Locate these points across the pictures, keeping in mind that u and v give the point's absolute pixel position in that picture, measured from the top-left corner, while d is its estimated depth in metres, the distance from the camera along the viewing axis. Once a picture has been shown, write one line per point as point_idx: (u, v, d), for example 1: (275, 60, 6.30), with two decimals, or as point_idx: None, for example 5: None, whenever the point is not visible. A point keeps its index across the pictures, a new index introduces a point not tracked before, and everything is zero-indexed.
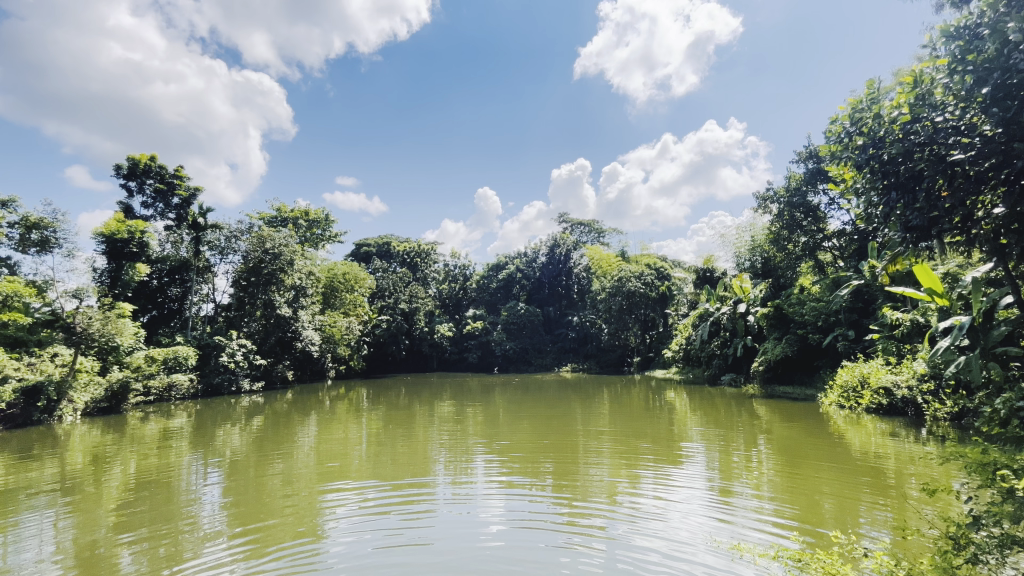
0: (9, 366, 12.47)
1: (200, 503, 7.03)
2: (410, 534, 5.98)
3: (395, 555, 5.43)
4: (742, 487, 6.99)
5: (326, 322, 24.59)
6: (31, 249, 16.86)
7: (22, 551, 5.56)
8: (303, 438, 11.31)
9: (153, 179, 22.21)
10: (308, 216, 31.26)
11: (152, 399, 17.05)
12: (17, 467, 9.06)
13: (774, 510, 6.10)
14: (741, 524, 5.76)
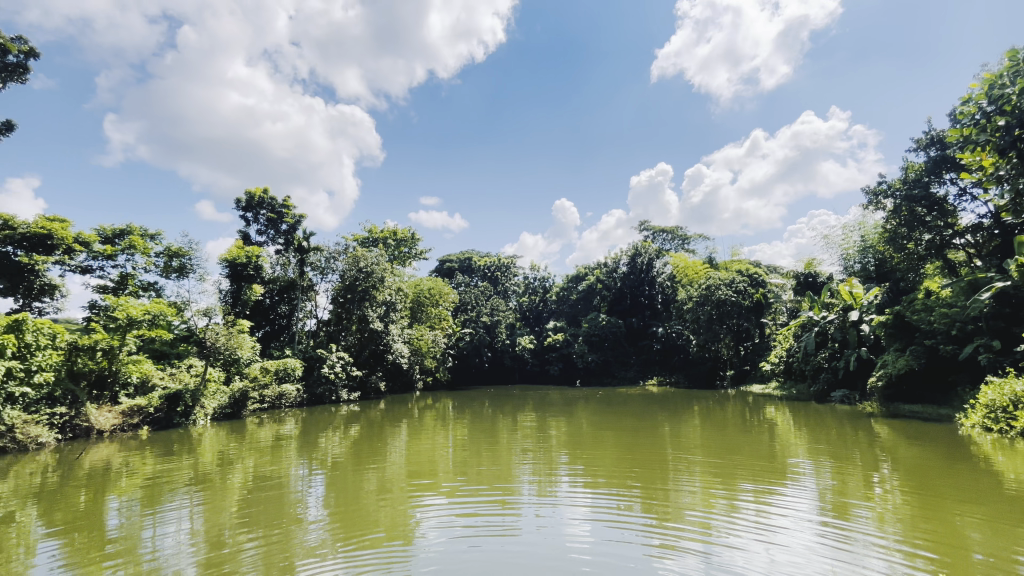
0: (156, 375, 14.73)
1: (306, 500, 7.56)
2: (492, 536, 5.94)
3: (478, 556, 5.36)
4: (861, 512, 6.19)
5: (414, 336, 25.72)
6: (172, 274, 19.58)
7: (167, 527, 6.47)
8: (395, 444, 11.90)
9: (266, 209, 24.89)
10: (396, 236, 33.16)
11: (266, 406, 18.87)
12: (162, 462, 10.46)
13: (903, 541, 5.29)
14: (862, 554, 5.04)
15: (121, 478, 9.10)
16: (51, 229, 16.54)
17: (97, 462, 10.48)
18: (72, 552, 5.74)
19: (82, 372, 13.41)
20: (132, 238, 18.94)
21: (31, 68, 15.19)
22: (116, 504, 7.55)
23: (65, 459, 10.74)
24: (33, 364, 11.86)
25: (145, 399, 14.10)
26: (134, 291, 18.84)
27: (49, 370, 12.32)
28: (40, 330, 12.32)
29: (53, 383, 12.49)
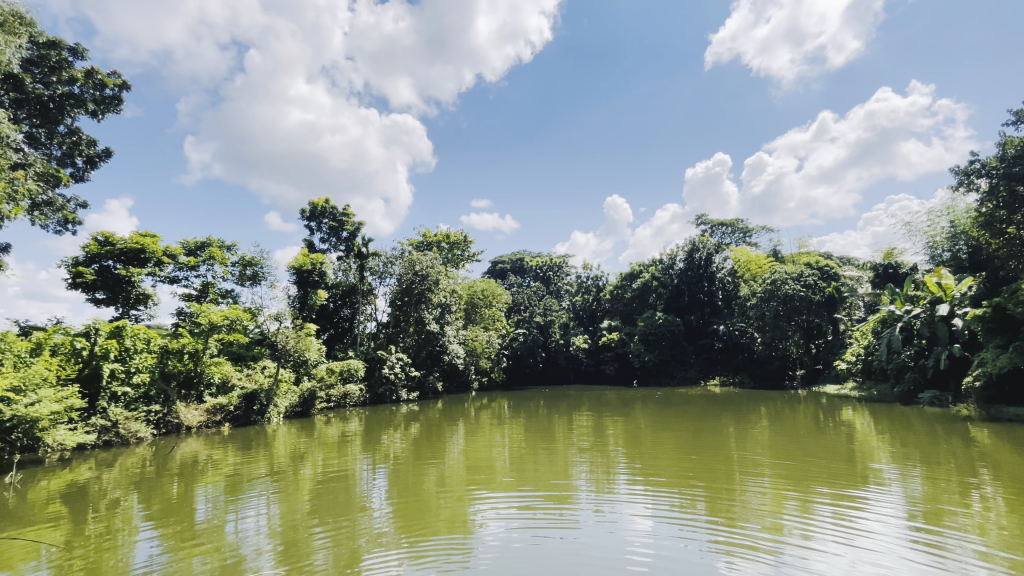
0: (235, 375, 15.81)
1: (370, 494, 7.84)
2: (551, 532, 5.93)
3: (537, 551, 5.38)
4: (957, 519, 5.64)
5: (469, 337, 26.11)
6: (246, 282, 21.02)
7: (247, 515, 6.97)
8: (453, 442, 12.08)
9: (328, 219, 26.18)
10: (449, 239, 33.81)
11: (332, 404, 19.87)
12: (243, 456, 11.21)
13: (1010, 551, 4.76)
14: (960, 563, 4.61)
15: (207, 470, 9.84)
16: (143, 243, 18.24)
17: (186, 455, 11.40)
18: (166, 537, 6.23)
19: (173, 373, 14.72)
20: (211, 249, 20.50)
21: (123, 99, 16.80)
22: (204, 494, 8.18)
23: (160, 453, 11.77)
24: (132, 366, 13.23)
25: (226, 398, 15.24)
26: (214, 299, 20.40)
27: (144, 371, 13.65)
28: (136, 335, 13.67)
29: (148, 382, 13.80)
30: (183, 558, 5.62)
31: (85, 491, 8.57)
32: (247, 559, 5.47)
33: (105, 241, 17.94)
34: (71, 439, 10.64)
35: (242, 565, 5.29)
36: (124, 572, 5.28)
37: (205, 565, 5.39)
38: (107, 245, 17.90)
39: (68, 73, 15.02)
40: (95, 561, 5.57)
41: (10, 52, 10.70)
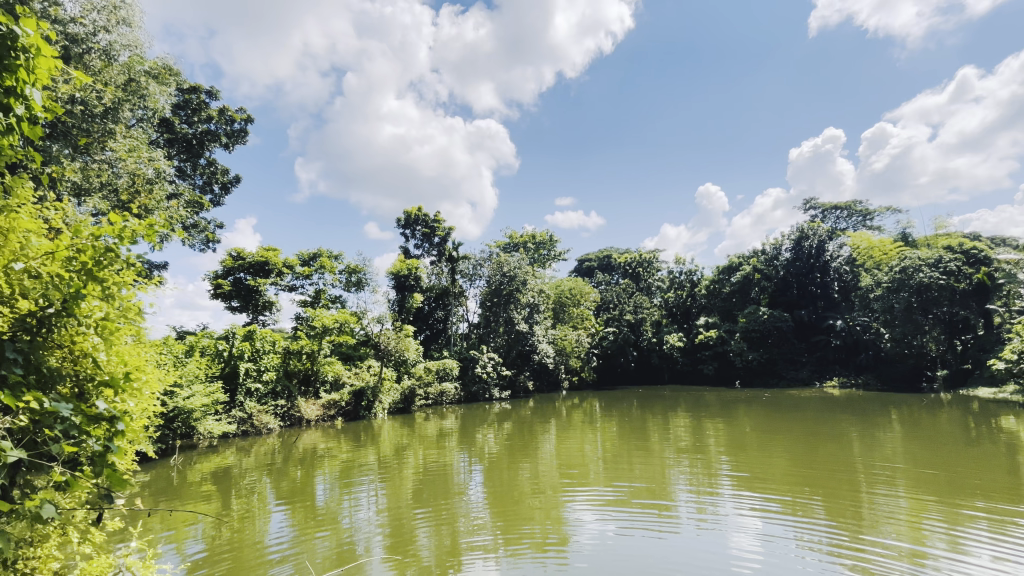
0: (347, 374, 17.25)
1: (467, 486, 8.11)
2: (649, 530, 5.80)
3: (636, 548, 5.29)
4: None
5: (558, 336, 26.01)
6: (352, 288, 22.83)
7: (360, 500, 7.58)
8: (545, 441, 12.02)
9: (421, 226, 27.63)
10: (535, 240, 33.99)
11: (431, 401, 20.95)
12: (354, 449, 12.00)
13: None
14: None
15: (324, 460, 10.80)
16: (267, 257, 20.60)
17: (306, 445, 12.62)
18: (292, 516, 6.92)
19: (294, 371, 16.41)
20: (322, 260, 22.55)
21: (248, 130, 19.06)
22: (323, 481, 8.92)
23: (286, 443, 13.16)
24: (261, 365, 15.02)
25: (338, 394, 16.71)
26: (325, 304, 22.42)
27: (272, 370, 15.42)
28: (264, 338, 15.50)
29: (275, 379, 15.58)
30: (308, 534, 6.18)
31: (229, 474, 9.82)
32: (360, 539, 5.90)
33: (237, 256, 20.58)
34: (217, 428, 12.32)
35: (355, 545, 5.72)
36: (261, 541, 5.99)
37: (326, 542, 5.88)
38: (239, 259, 20.55)
39: (206, 113, 17.39)
40: (239, 531, 6.40)
41: (164, 100, 12.61)
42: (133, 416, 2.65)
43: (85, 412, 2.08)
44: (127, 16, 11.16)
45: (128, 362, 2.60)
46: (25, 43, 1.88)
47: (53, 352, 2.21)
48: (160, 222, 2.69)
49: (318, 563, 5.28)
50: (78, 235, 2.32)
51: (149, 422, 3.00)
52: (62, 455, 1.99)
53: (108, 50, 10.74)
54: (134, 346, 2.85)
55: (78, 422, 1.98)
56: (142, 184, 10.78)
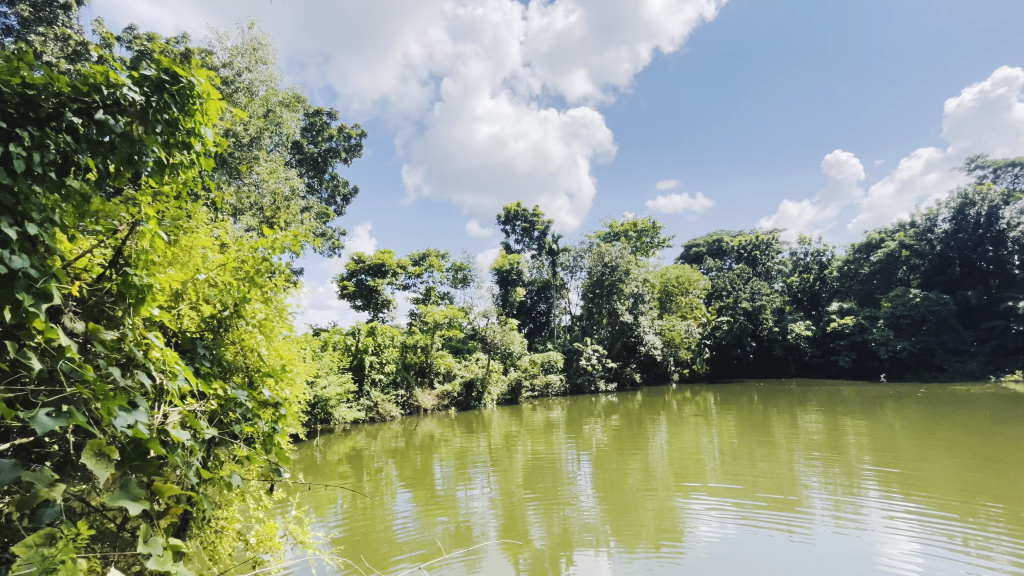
0: (457, 366, 18.30)
1: (576, 476, 8.16)
2: (778, 530, 5.36)
3: (762, 549, 4.92)
4: None
5: (665, 326, 24.77)
6: (459, 284, 24.02)
7: (474, 484, 8.00)
8: (656, 435, 11.61)
9: (521, 221, 28.11)
10: (637, 227, 32.85)
11: (537, 393, 21.29)
12: (467, 438, 12.62)
13: None
14: None
15: (440, 447, 11.51)
16: (383, 259, 22.47)
17: (425, 433, 13.56)
18: (415, 498, 7.40)
19: (411, 363, 17.70)
20: (431, 259, 24.05)
21: (363, 144, 20.83)
22: (440, 466, 9.57)
23: (407, 429, 14.31)
24: (383, 357, 16.55)
25: (451, 384, 17.78)
26: (435, 301, 23.91)
27: (392, 362, 16.88)
28: (385, 333, 17.05)
29: (395, 370, 16.95)
30: (429, 513, 6.68)
31: (360, 456, 10.95)
32: (475, 522, 6.19)
33: (359, 260, 22.80)
34: (349, 414, 13.81)
35: (471, 526, 6.05)
36: (390, 518, 6.54)
37: (447, 524, 6.24)
38: (361, 263, 22.75)
39: (328, 132, 19.40)
40: (368, 506, 7.14)
41: (294, 125, 14.21)
42: (291, 401, 2.94)
43: (256, 397, 2.28)
44: (264, 56, 12.81)
45: (286, 356, 2.84)
46: (200, 90, 1.88)
47: (227, 347, 2.42)
48: (305, 232, 2.78)
49: (438, 539, 5.70)
50: (239, 246, 2.51)
51: (303, 406, 3.36)
52: (243, 435, 2.22)
53: (251, 87, 12.52)
54: (289, 341, 3.14)
55: (251, 408, 2.20)
56: (281, 201, 12.32)
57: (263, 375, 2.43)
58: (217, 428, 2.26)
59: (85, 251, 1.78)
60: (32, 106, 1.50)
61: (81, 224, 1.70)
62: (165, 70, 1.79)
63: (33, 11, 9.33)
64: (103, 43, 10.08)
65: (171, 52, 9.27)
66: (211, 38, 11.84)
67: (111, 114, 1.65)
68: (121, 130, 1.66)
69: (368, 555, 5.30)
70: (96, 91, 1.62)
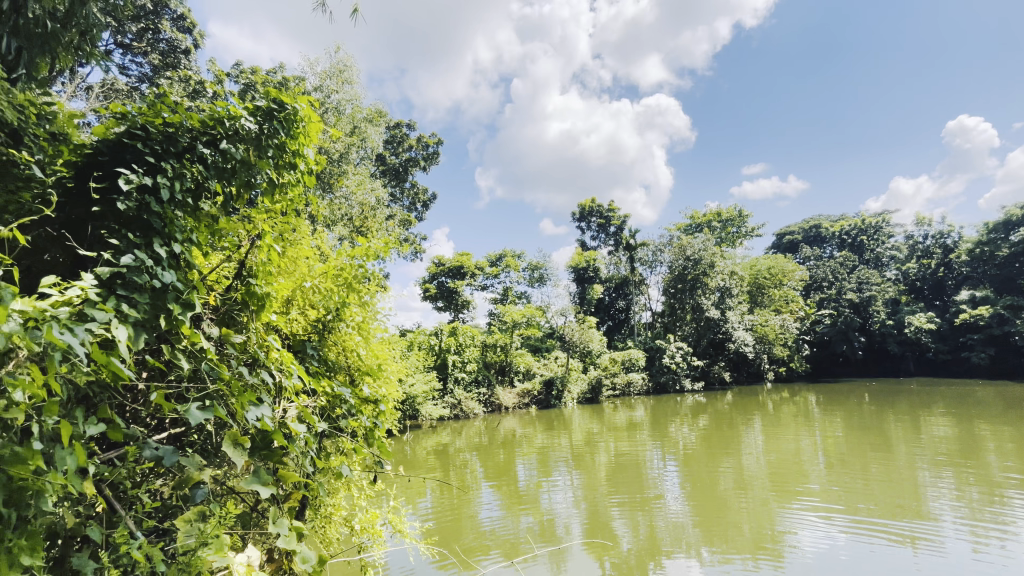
0: (536, 365, 18.42)
1: (662, 477, 7.89)
2: (897, 542, 4.83)
3: (877, 563, 4.46)
4: None
5: (757, 322, 23.07)
6: (536, 283, 24.16)
7: (557, 482, 8.02)
8: (750, 436, 10.87)
9: (596, 216, 27.61)
10: (721, 217, 30.94)
11: (618, 393, 20.75)
12: (549, 436, 12.62)
13: None
14: None
15: (522, 445, 11.64)
16: (462, 261, 23.22)
17: (507, 430, 13.76)
18: (499, 494, 7.52)
19: (492, 361, 18.06)
20: (507, 259, 24.47)
21: (440, 151, 21.64)
22: (522, 463, 9.68)
23: (489, 426, 14.66)
24: (465, 356, 17.17)
25: (532, 383, 17.91)
26: (513, 300, 24.25)
27: (473, 361, 17.41)
28: (466, 333, 17.66)
29: (477, 369, 17.44)
30: (514, 508, 6.78)
31: (447, 451, 11.39)
32: (559, 520, 6.21)
33: (439, 263, 23.73)
34: (434, 411, 14.41)
35: (555, 524, 6.08)
36: (475, 512, 6.73)
37: (530, 519, 6.33)
38: (441, 266, 23.64)
39: (407, 143, 20.42)
40: (454, 499, 7.41)
41: (378, 139, 15.09)
42: (387, 399, 3.13)
43: (358, 395, 2.46)
44: (349, 76, 13.77)
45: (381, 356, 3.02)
46: (302, 114, 2.05)
47: (331, 348, 2.64)
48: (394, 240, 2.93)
49: (523, 534, 5.79)
50: (338, 254, 2.71)
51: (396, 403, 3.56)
52: (349, 429, 2.42)
53: (339, 106, 13.47)
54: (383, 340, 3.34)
55: (355, 404, 2.40)
56: (368, 212, 13.18)
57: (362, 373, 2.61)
58: (326, 422, 2.48)
59: (215, 264, 2.03)
60: (172, 142, 1.77)
61: (213, 242, 1.94)
62: (274, 99, 1.98)
63: (162, 58, 10.79)
64: (216, 80, 11.39)
65: (271, 80, 10.26)
66: (303, 65, 12.95)
67: (232, 143, 1.87)
68: (240, 156, 1.87)
69: (457, 547, 5.47)
70: (220, 124, 1.85)
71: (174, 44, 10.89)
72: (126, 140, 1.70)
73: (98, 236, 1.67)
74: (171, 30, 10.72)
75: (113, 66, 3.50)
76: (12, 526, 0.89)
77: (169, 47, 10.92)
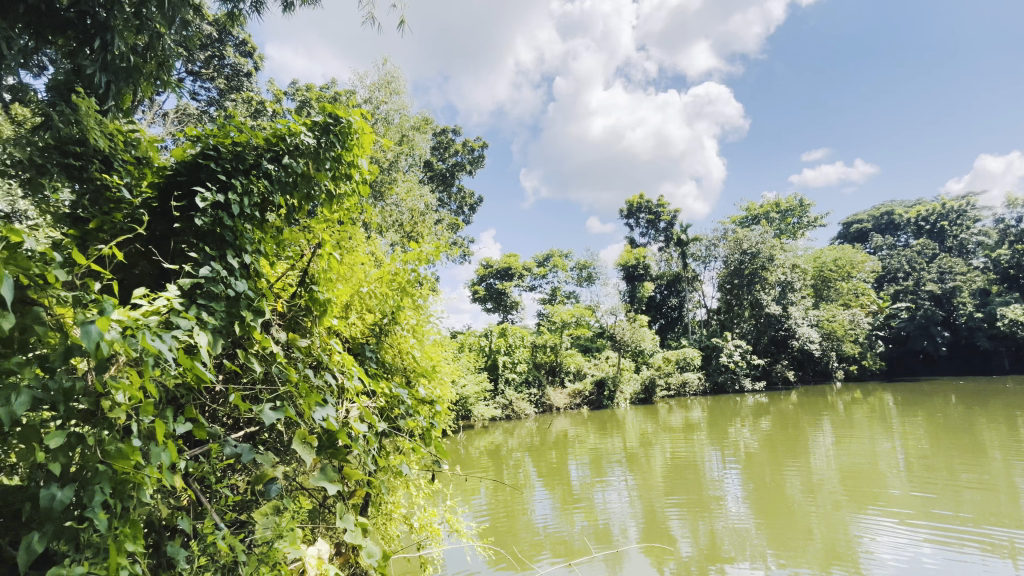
0: (587, 365, 18.20)
1: (722, 480, 7.59)
2: (994, 556, 4.40)
3: None
4: None
5: (823, 317, 21.71)
6: (584, 282, 23.89)
7: (611, 484, 7.89)
8: (818, 438, 10.22)
9: (645, 212, 26.92)
10: (780, 207, 29.32)
11: (673, 393, 20.10)
12: (601, 437, 12.45)
13: None
14: None
15: (574, 445, 11.55)
16: (510, 262, 23.36)
17: (558, 431, 13.67)
18: (552, 495, 7.50)
19: (542, 362, 18.03)
20: (554, 259, 24.36)
21: (485, 154, 21.87)
22: (575, 464, 9.59)
23: (541, 426, 14.65)
24: (515, 357, 17.28)
25: (583, 383, 17.72)
26: (561, 300, 24.11)
27: (523, 361, 17.49)
28: (515, 334, 17.76)
29: (527, 369, 17.49)
30: (567, 509, 6.75)
31: (499, 451, 11.48)
32: (615, 522, 6.11)
33: (487, 265, 23.99)
34: (486, 411, 14.57)
35: (610, 526, 6.00)
36: (529, 512, 6.75)
37: (585, 520, 6.27)
38: (489, 268, 23.90)
39: (453, 148, 20.80)
40: (507, 499, 7.47)
41: (425, 146, 15.46)
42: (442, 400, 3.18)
43: (414, 396, 2.53)
44: (396, 87, 14.20)
45: (434, 357, 3.09)
46: (356, 126, 2.14)
47: (387, 350, 2.72)
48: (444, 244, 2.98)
49: (578, 536, 5.75)
50: (392, 260, 2.80)
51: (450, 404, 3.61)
52: (406, 428, 2.49)
53: (387, 116, 13.93)
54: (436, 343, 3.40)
55: (412, 404, 2.46)
56: (418, 217, 13.55)
57: (417, 375, 2.68)
58: (385, 422, 2.56)
59: (281, 273, 2.16)
60: (240, 160, 1.90)
61: (279, 252, 2.06)
62: (329, 114, 2.07)
63: (227, 82, 11.60)
64: (274, 99, 12.11)
65: (324, 96, 10.78)
66: (353, 80, 13.51)
67: (293, 159, 1.98)
68: (301, 170, 1.97)
69: (512, 547, 5.49)
70: (282, 141, 1.97)
71: (237, 68, 11.69)
72: (200, 161, 1.84)
73: (178, 250, 1.82)
74: (234, 55, 11.52)
75: (186, 92, 3.80)
76: (117, 515, 0.99)
77: (232, 72, 11.72)
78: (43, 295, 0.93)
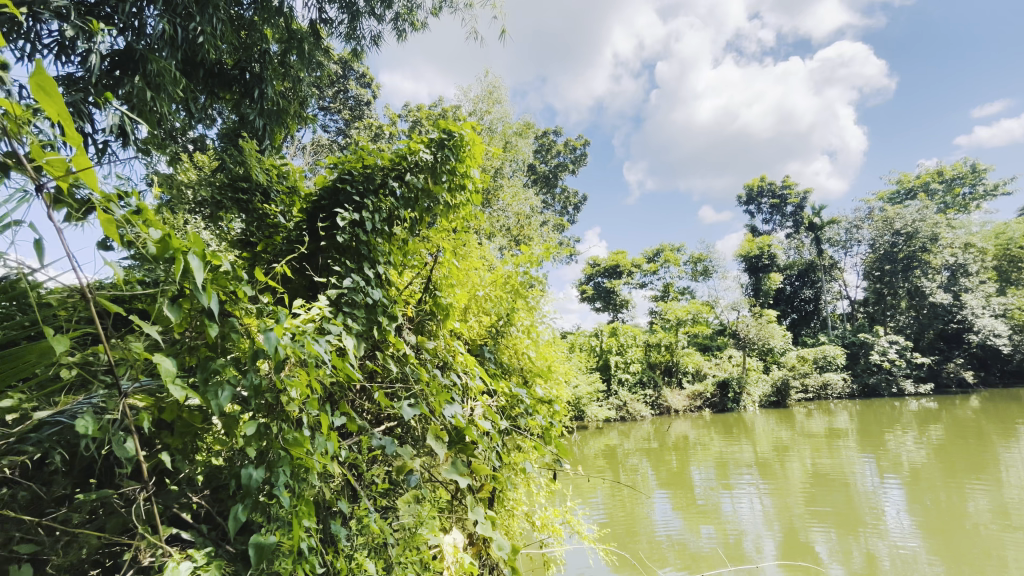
0: (707, 365, 17.01)
1: (879, 495, 6.57)
2: None
3: None
4: None
5: (1012, 306, 17.80)
6: (700, 276, 22.39)
7: (741, 492, 7.26)
8: (1013, 452, 8.36)
9: (768, 196, 24.46)
10: (943, 177, 24.71)
11: (812, 396, 17.85)
12: (727, 442, 11.53)
13: None
14: None
15: (697, 450, 10.85)
16: (617, 260, 22.81)
17: (677, 435, 12.97)
18: (673, 501, 7.10)
19: (656, 362, 17.26)
20: (665, 254, 23.24)
21: (587, 152, 21.62)
22: (698, 469, 9.00)
23: (659, 429, 14.05)
24: (628, 357, 16.85)
25: (703, 384, 16.59)
26: (675, 296, 22.89)
27: (637, 361, 16.97)
28: (626, 333, 17.33)
29: (641, 369, 16.90)
30: (692, 517, 6.35)
31: (614, 453, 11.21)
32: (747, 534, 5.61)
33: (594, 264, 23.67)
34: (599, 412, 14.35)
35: (742, 538, 5.51)
36: (648, 517, 6.47)
37: (712, 531, 5.83)
38: (596, 267, 23.58)
39: (555, 149, 20.95)
40: (626, 501, 7.26)
41: (528, 150, 15.79)
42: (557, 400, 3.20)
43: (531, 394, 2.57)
44: (498, 96, 14.73)
45: (547, 358, 3.11)
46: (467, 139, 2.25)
47: (504, 351, 2.80)
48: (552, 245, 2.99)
49: (704, 546, 5.37)
50: (503, 264, 2.89)
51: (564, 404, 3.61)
52: (527, 428, 2.54)
53: (491, 125, 14.47)
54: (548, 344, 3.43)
55: (531, 403, 2.52)
56: (523, 220, 13.90)
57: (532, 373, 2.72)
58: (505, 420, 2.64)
59: (408, 281, 2.34)
60: (369, 181, 2.10)
61: (405, 262, 2.24)
62: (443, 129, 2.20)
63: (351, 112, 13.01)
64: (390, 121, 13.27)
65: (433, 113, 11.58)
66: (459, 95, 14.26)
67: (414, 175, 2.14)
68: (421, 185, 2.13)
69: (634, 551, 5.35)
70: (404, 160, 2.15)
71: (359, 98, 13.05)
72: (339, 185, 2.08)
73: (325, 264, 2.07)
74: (356, 87, 12.90)
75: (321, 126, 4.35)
76: (296, 494, 1.15)
77: (356, 102, 13.15)
78: (236, 307, 1.12)
